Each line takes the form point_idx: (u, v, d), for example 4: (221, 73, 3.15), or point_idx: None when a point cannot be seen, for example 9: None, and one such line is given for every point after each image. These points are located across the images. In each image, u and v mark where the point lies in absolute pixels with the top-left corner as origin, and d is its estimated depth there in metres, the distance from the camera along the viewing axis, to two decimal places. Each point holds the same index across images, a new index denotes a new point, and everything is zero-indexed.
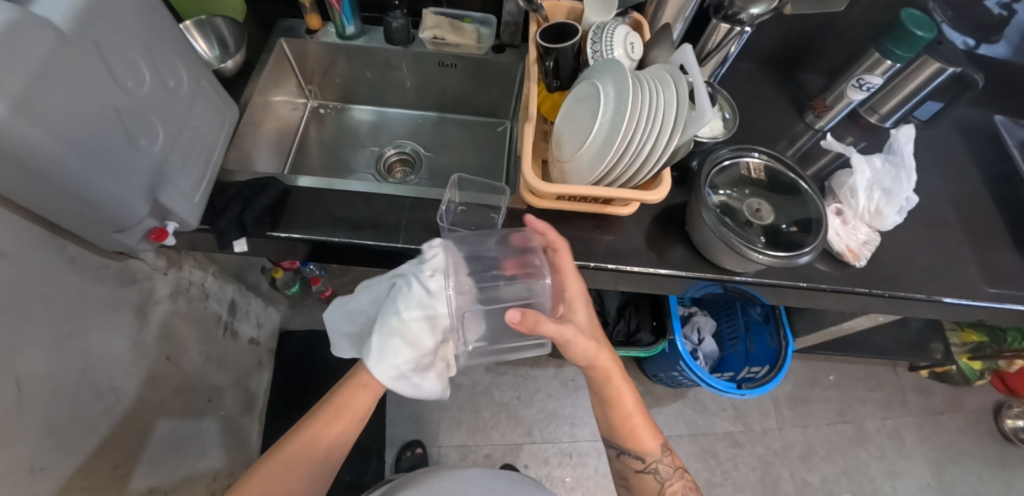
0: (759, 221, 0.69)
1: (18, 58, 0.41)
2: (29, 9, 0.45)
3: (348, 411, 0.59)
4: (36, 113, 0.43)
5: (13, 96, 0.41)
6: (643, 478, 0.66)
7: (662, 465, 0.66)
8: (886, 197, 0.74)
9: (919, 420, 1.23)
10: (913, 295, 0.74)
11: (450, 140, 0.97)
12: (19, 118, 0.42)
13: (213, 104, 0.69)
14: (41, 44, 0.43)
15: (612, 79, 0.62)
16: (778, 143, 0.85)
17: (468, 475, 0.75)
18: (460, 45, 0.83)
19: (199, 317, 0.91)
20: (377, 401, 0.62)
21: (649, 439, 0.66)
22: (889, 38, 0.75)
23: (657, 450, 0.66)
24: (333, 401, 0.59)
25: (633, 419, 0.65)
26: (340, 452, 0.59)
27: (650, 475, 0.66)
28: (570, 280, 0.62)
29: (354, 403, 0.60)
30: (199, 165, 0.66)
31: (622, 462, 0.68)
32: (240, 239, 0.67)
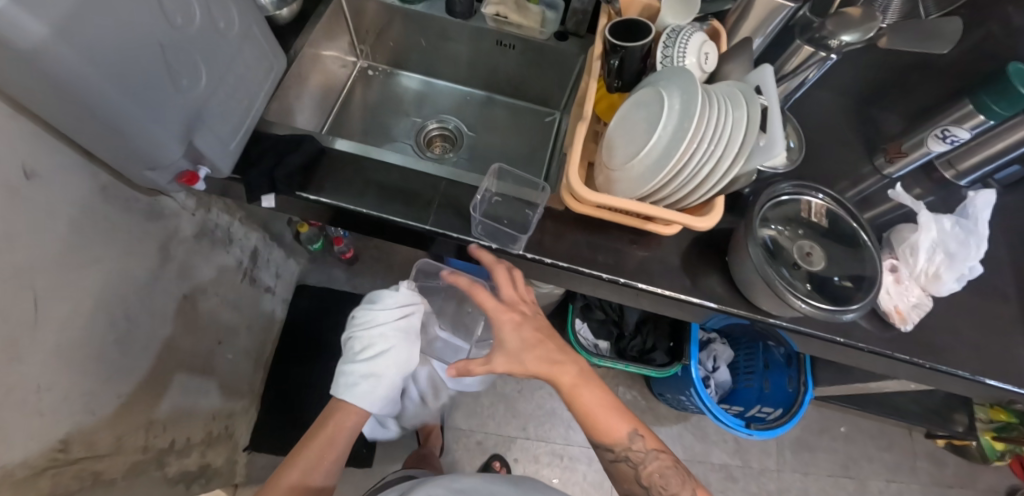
0: (808, 265, 0.64)
1: None
2: None
3: (338, 439, 0.69)
4: (75, 39, 0.42)
5: (53, 19, 0.39)
6: (619, 467, 0.62)
7: (633, 451, 0.61)
8: (949, 262, 0.69)
9: (926, 488, 1.18)
10: (955, 371, 0.69)
11: (495, 122, 0.93)
12: (58, 43, 0.40)
13: (262, 51, 0.66)
14: None
15: (679, 91, 0.57)
16: (841, 184, 0.80)
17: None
18: (522, 26, 0.79)
19: (220, 260, 0.91)
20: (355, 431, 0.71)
21: (612, 432, 0.61)
22: (988, 92, 0.67)
23: (626, 438, 0.61)
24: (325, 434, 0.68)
25: (591, 409, 0.61)
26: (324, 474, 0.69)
27: (624, 463, 0.61)
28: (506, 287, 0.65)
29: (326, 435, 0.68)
30: (240, 112, 0.64)
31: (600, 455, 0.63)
32: (269, 194, 0.66)
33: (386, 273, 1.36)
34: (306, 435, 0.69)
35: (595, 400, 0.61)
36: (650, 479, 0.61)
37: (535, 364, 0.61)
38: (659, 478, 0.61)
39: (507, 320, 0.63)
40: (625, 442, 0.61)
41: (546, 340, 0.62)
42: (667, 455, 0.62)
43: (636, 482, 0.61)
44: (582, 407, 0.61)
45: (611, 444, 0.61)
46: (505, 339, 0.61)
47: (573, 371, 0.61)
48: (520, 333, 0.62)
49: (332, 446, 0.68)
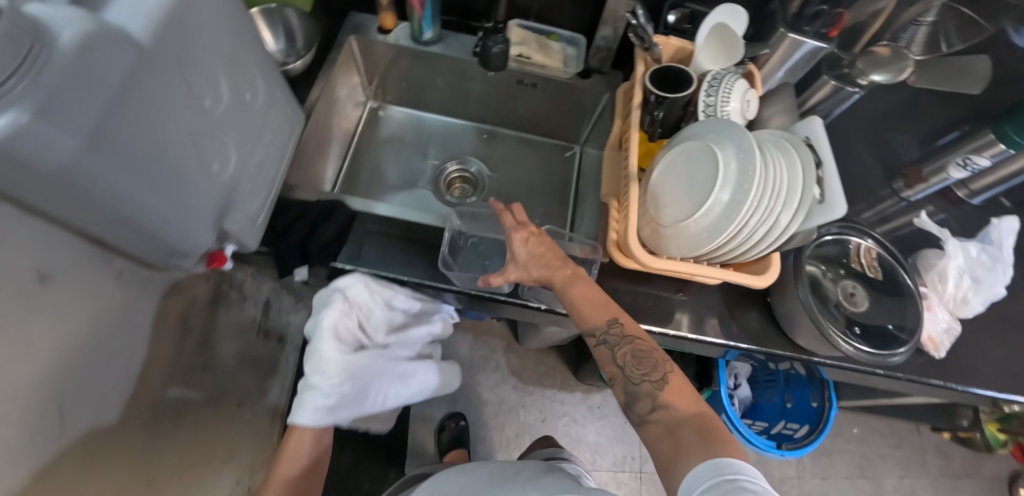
0: (852, 307, 0.65)
1: (95, 86, 0.35)
2: (102, 15, 0.37)
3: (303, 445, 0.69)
4: (105, 148, 0.37)
5: (84, 132, 0.35)
6: (597, 353, 0.56)
7: (611, 336, 0.56)
8: (975, 287, 0.72)
9: (935, 481, 1.24)
10: (984, 392, 0.71)
11: (515, 161, 0.91)
12: (87, 156, 0.36)
13: (284, 115, 0.62)
14: (120, 67, 0.37)
15: (732, 146, 0.56)
16: (864, 209, 0.81)
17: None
18: (545, 66, 0.77)
19: (236, 319, 0.86)
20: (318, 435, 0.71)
21: (593, 316, 0.57)
22: (1011, 122, 0.70)
23: (604, 323, 0.57)
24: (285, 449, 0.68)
25: (580, 299, 0.58)
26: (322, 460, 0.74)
27: (603, 347, 0.56)
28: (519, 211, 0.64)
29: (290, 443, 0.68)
30: (265, 184, 0.60)
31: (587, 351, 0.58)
32: (302, 267, 0.62)
33: None
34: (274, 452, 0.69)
35: (586, 290, 0.58)
36: (624, 360, 0.55)
37: (532, 268, 0.59)
38: (631, 359, 0.54)
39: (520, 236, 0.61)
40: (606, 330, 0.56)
41: (547, 249, 0.60)
42: (655, 346, 0.56)
43: (612, 367, 0.56)
44: (568, 298, 0.58)
45: (591, 328, 0.57)
46: (512, 251, 0.60)
47: (565, 271, 0.59)
48: (522, 243, 0.60)
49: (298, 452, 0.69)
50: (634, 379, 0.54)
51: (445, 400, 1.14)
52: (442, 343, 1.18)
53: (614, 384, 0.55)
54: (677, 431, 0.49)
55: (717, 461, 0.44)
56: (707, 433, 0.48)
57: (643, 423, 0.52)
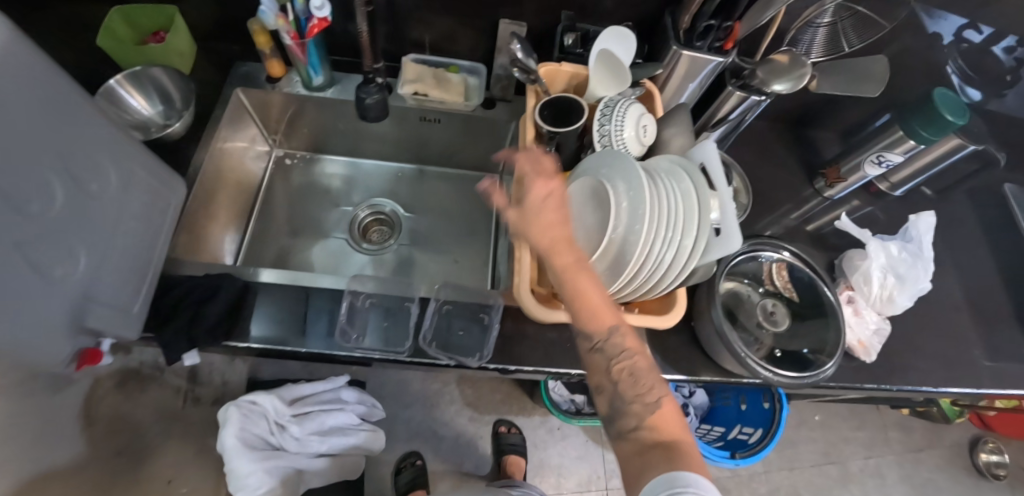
0: (772, 326, 0.63)
1: None
2: None
3: None
4: None
5: None
6: (591, 360, 0.47)
7: (612, 345, 0.45)
8: (900, 284, 0.70)
9: (899, 458, 1.26)
10: (919, 388, 0.71)
11: (435, 197, 0.87)
12: None
13: (152, 191, 0.58)
14: None
15: (622, 183, 0.54)
16: (786, 211, 0.80)
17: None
18: (444, 101, 0.73)
19: (155, 395, 0.81)
20: None
21: (591, 320, 0.45)
22: (916, 117, 0.68)
23: (608, 326, 0.45)
24: None
25: (583, 292, 0.45)
26: None
27: (600, 356, 0.46)
28: (528, 161, 0.51)
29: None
30: (136, 271, 0.56)
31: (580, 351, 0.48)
32: (190, 351, 0.58)
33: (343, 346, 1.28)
34: None
35: (592, 283, 0.46)
36: (620, 376, 0.45)
37: (533, 230, 0.47)
38: (630, 377, 0.45)
39: (552, 207, 0.48)
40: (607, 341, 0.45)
41: (558, 222, 0.47)
42: (647, 352, 0.46)
43: (603, 377, 0.46)
44: (561, 281, 0.46)
45: (585, 335, 0.46)
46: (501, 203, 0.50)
47: (569, 251, 0.46)
48: (546, 220, 0.47)
49: None
50: (626, 398, 0.45)
51: (401, 440, 1.11)
52: (393, 381, 1.15)
53: (598, 391, 0.47)
54: (653, 457, 0.42)
55: (685, 471, 0.39)
56: (681, 462, 0.41)
57: (623, 437, 0.45)
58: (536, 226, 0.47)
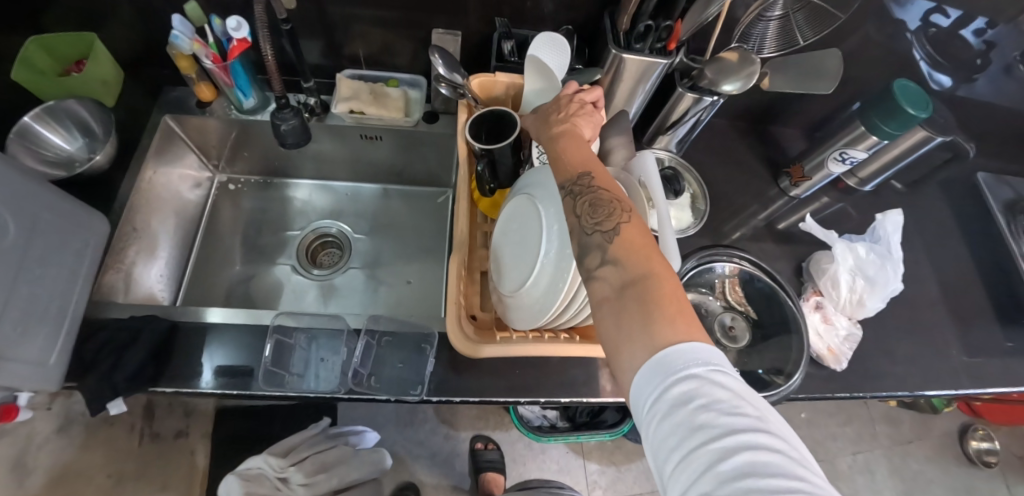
0: (732, 342, 0.61)
1: None
2: None
3: None
4: None
5: None
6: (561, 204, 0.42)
7: (582, 185, 0.41)
8: (870, 287, 0.67)
9: (888, 452, 1.23)
10: (895, 393, 0.68)
11: (388, 216, 0.83)
12: None
13: (64, 234, 0.55)
14: None
15: (554, 203, 0.50)
16: (749, 213, 0.76)
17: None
18: (383, 118, 0.69)
19: (106, 435, 0.78)
20: None
21: (570, 166, 0.43)
22: (876, 112, 0.65)
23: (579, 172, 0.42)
24: None
25: (568, 149, 0.45)
26: None
27: (566, 196, 0.41)
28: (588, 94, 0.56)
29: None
30: (51, 320, 0.53)
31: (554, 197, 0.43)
32: (115, 400, 0.55)
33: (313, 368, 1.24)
34: None
35: (580, 145, 0.45)
36: (584, 208, 0.39)
37: (537, 119, 0.50)
38: (591, 207, 0.39)
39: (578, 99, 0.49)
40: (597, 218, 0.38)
41: (570, 106, 0.48)
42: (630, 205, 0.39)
43: (572, 218, 0.41)
44: (555, 147, 0.46)
45: (560, 177, 0.43)
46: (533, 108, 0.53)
47: (582, 125, 0.47)
48: (559, 105, 0.49)
49: None
50: (588, 231, 0.39)
51: None
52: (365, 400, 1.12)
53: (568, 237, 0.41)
54: (621, 304, 0.34)
55: (663, 353, 0.31)
56: (648, 311, 0.33)
57: (588, 283, 0.38)
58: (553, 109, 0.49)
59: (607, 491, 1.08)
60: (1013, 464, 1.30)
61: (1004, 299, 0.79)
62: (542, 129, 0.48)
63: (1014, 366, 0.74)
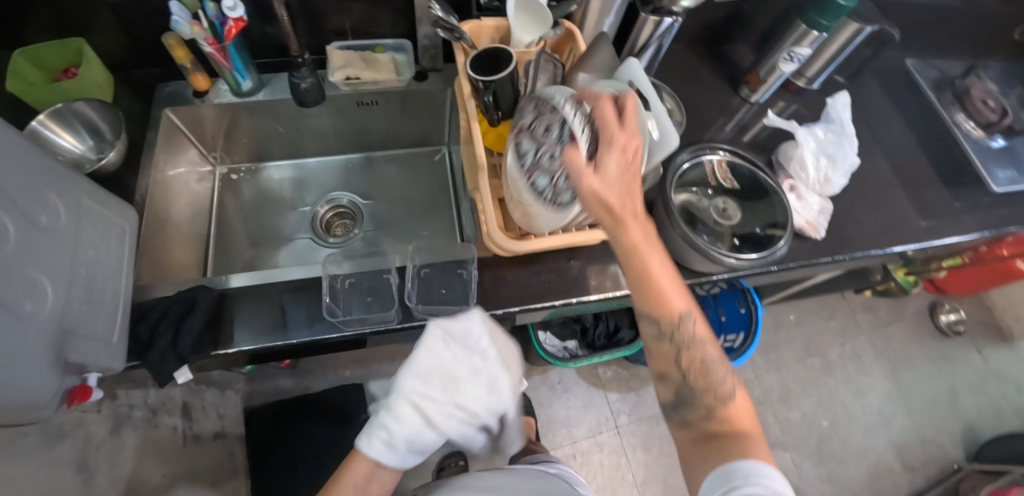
0: (727, 221, 0.68)
1: None
2: None
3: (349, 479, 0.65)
4: None
5: None
6: (659, 348, 0.51)
7: (684, 329, 0.50)
8: (832, 164, 0.77)
9: (871, 337, 1.36)
10: (869, 252, 0.78)
11: (389, 181, 0.88)
12: None
13: (103, 220, 0.57)
14: None
15: (566, 111, 0.56)
16: (720, 123, 0.85)
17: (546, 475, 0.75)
18: (378, 80, 0.74)
19: (153, 437, 0.79)
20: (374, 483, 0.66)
21: (670, 312, 0.50)
22: (814, 9, 0.74)
23: (679, 313, 0.50)
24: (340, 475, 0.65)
25: (656, 272, 0.49)
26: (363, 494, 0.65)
27: (666, 343, 0.50)
28: (622, 131, 0.47)
29: (355, 477, 0.65)
30: (107, 300, 0.55)
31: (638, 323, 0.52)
32: (180, 368, 0.58)
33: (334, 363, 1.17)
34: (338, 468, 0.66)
35: (660, 258, 0.50)
36: (689, 361, 0.50)
37: (595, 211, 0.48)
38: (699, 366, 0.50)
39: (617, 163, 0.46)
40: (674, 319, 0.50)
41: (634, 184, 0.48)
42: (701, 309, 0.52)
43: (674, 367, 0.51)
44: (639, 276, 0.49)
45: (660, 320, 0.50)
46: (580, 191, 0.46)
47: (639, 224, 0.49)
48: (617, 189, 0.47)
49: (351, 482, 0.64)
50: (696, 388, 0.50)
51: None
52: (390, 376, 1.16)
53: (663, 379, 0.52)
54: (719, 448, 0.47)
55: None
56: (743, 449, 0.46)
57: (677, 419, 0.52)
58: (625, 220, 0.48)
59: (631, 415, 1.16)
60: (979, 330, 1.45)
61: (945, 164, 0.91)
62: (612, 227, 0.48)
63: (964, 217, 0.86)
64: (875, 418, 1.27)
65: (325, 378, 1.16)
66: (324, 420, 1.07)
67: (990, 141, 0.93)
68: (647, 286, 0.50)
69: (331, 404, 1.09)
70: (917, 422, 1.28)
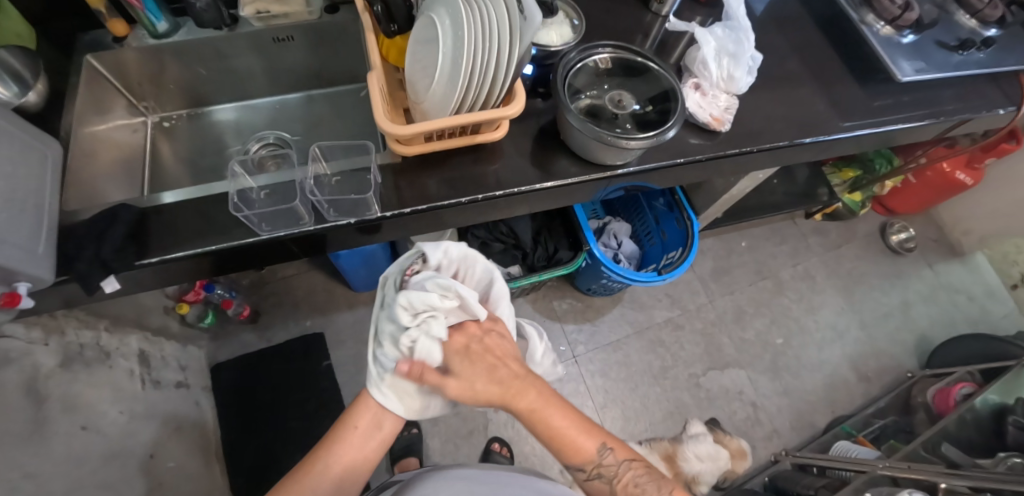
0: (623, 110, 0.72)
1: None
2: None
3: (349, 426, 0.60)
4: None
5: None
6: (592, 485, 0.54)
7: (606, 467, 0.54)
8: (734, 62, 0.79)
9: (823, 257, 1.40)
10: (777, 144, 0.82)
11: (320, 118, 0.93)
12: None
13: (24, 143, 0.58)
14: None
15: (445, 8, 0.59)
16: (633, 38, 0.88)
17: (473, 466, 0.68)
18: (288, 14, 0.78)
19: (107, 378, 0.82)
20: (381, 425, 0.61)
21: (588, 452, 0.54)
22: None
23: (597, 454, 0.54)
24: (339, 423, 0.61)
25: (561, 426, 0.54)
26: (342, 475, 0.57)
27: (598, 482, 0.54)
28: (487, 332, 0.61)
29: (362, 416, 0.61)
30: (32, 212, 0.56)
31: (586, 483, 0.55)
32: (107, 277, 0.61)
33: (295, 314, 1.22)
34: (330, 428, 0.60)
35: (566, 417, 0.55)
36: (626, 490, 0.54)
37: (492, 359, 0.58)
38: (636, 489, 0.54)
39: (497, 341, 0.61)
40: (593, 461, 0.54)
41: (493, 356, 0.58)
42: (596, 435, 0.55)
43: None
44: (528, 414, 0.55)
45: (582, 464, 0.54)
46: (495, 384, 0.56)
47: (530, 395, 0.55)
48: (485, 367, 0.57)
49: (345, 432, 0.60)
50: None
51: None
52: (350, 323, 1.22)
53: None
54: None
55: None
56: None
57: None
58: (519, 388, 0.56)
59: (587, 345, 1.21)
60: (930, 246, 1.49)
61: (857, 64, 0.95)
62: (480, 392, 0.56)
63: (873, 112, 0.90)
64: (828, 333, 1.31)
65: (286, 328, 1.20)
66: (293, 366, 1.15)
67: (898, 37, 0.95)
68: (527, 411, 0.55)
69: (295, 352, 1.17)
70: (869, 334, 1.33)
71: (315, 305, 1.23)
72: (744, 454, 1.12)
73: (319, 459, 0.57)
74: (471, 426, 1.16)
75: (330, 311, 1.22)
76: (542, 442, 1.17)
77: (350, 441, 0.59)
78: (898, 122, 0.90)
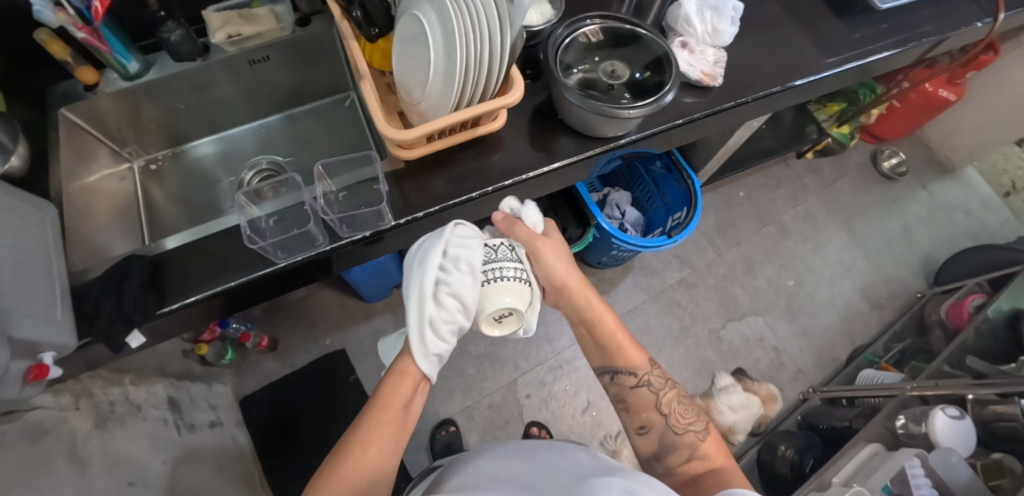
0: (618, 80, 0.71)
1: None
2: None
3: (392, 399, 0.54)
4: None
5: None
6: (639, 394, 0.62)
7: (653, 377, 0.62)
8: (717, 15, 0.79)
9: (820, 195, 1.42)
10: (771, 91, 0.82)
11: (309, 135, 0.91)
12: None
13: (20, 208, 0.56)
14: None
15: (428, 3, 0.57)
16: (611, 5, 0.87)
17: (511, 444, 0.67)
18: (261, 33, 0.76)
19: (141, 429, 0.81)
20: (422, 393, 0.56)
21: (637, 356, 0.62)
22: None
23: (645, 363, 0.62)
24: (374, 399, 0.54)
25: (615, 332, 0.62)
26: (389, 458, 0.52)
27: (645, 388, 0.62)
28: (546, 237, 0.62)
29: (402, 390, 0.54)
30: (43, 279, 0.54)
31: (617, 384, 0.63)
32: (131, 332, 0.59)
33: (313, 335, 1.21)
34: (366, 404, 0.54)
35: (617, 326, 0.63)
36: (669, 406, 0.61)
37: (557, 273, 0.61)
38: (677, 405, 0.61)
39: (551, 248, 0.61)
40: (637, 365, 0.62)
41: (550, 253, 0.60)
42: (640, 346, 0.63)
43: (655, 411, 0.61)
44: (593, 315, 0.62)
45: (631, 367, 0.62)
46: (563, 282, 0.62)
47: (591, 295, 0.62)
48: (573, 269, 0.63)
49: (389, 407, 0.53)
50: (678, 429, 0.60)
51: None
52: (370, 334, 1.22)
53: (649, 429, 0.61)
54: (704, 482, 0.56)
55: None
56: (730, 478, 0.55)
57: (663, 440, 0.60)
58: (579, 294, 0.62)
59: None
60: (922, 167, 1.51)
61: None
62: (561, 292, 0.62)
63: (857, 43, 0.90)
64: (836, 268, 1.33)
65: (307, 350, 1.19)
66: (321, 386, 1.15)
67: None
68: (589, 312, 0.62)
69: (321, 372, 1.17)
70: (876, 263, 1.35)
71: (332, 323, 1.22)
72: (775, 398, 1.14)
73: (367, 442, 0.51)
74: (507, 416, 1.18)
75: (348, 327, 1.22)
76: (579, 419, 1.19)
77: (394, 414, 0.53)
78: (882, 50, 0.91)
